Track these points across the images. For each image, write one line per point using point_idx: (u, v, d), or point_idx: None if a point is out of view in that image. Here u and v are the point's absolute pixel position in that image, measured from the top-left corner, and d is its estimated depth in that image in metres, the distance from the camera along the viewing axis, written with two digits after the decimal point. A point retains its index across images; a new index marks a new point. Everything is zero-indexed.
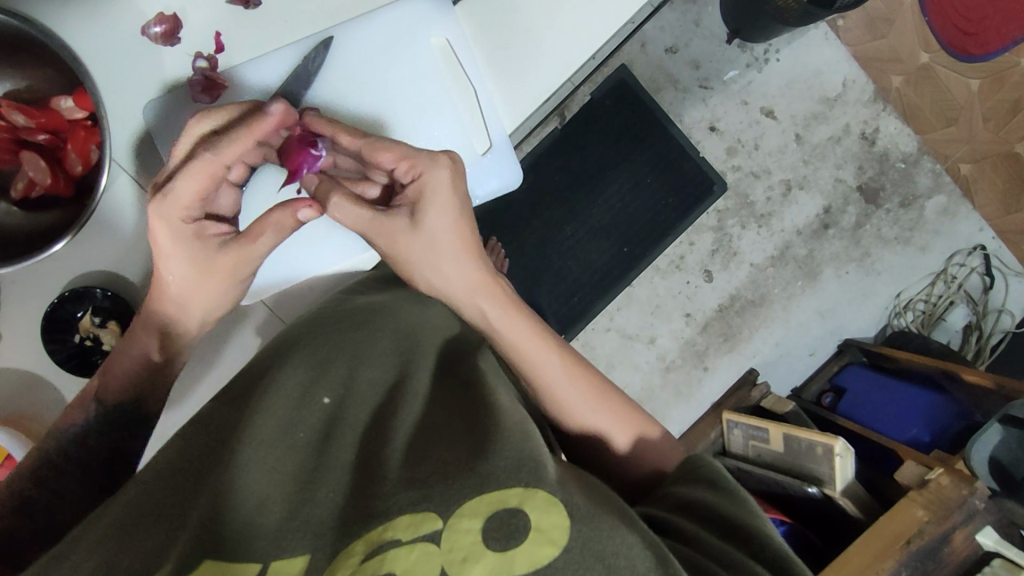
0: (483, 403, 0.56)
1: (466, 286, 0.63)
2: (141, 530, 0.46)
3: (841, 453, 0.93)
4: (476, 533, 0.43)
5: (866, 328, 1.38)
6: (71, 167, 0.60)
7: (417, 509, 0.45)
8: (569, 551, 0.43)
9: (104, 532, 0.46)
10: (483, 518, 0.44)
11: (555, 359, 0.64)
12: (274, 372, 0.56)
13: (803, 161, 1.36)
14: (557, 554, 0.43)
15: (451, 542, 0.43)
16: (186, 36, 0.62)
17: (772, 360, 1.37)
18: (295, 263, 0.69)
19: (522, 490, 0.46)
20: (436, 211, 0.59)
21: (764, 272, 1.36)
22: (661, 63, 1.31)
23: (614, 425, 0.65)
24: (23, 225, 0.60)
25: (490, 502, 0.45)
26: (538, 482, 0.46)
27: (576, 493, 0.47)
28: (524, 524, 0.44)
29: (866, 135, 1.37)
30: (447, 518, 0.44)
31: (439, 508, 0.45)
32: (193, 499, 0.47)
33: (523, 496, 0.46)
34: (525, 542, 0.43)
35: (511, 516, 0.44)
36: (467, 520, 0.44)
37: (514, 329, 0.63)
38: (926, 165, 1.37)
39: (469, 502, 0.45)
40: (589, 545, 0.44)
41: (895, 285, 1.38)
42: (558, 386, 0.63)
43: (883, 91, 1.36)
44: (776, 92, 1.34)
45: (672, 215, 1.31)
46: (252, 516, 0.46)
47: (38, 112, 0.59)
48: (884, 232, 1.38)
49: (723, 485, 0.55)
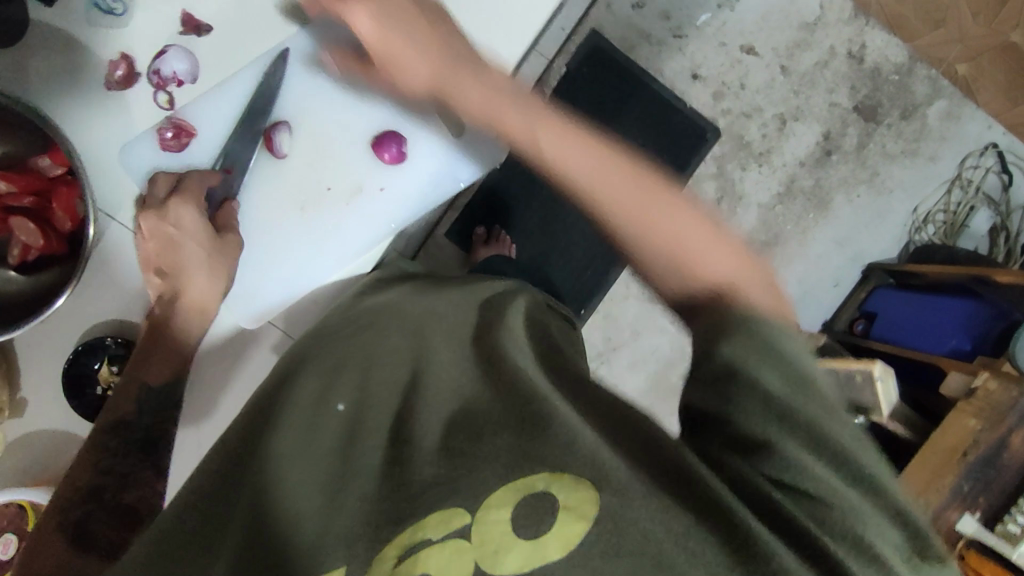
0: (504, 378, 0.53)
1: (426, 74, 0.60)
2: (181, 559, 0.48)
3: (882, 376, 0.92)
4: (505, 522, 0.44)
5: (888, 249, 1.35)
6: (61, 224, 0.61)
7: (446, 505, 0.46)
8: (600, 525, 0.43)
9: (151, 545, 0.48)
10: (512, 505, 0.45)
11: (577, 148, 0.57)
12: (287, 387, 0.57)
13: (793, 92, 1.33)
14: (586, 529, 0.43)
15: (481, 536, 0.44)
16: (142, 75, 0.63)
17: (797, 299, 1.35)
18: (298, 275, 0.68)
19: (548, 472, 0.45)
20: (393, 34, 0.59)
21: (774, 211, 1.34)
22: (630, 20, 1.28)
23: (680, 259, 0.53)
24: (24, 287, 0.61)
25: (516, 488, 0.45)
26: (565, 463, 0.45)
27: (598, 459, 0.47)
28: (553, 506, 0.44)
29: (853, 53, 1.32)
30: (475, 512, 0.45)
31: (466, 501, 0.45)
32: (226, 522, 0.50)
33: (549, 479, 0.45)
34: (558, 519, 0.43)
35: (539, 501, 0.44)
36: (495, 510, 0.45)
37: (505, 111, 0.59)
38: (921, 72, 1.33)
39: (494, 492, 0.45)
40: (620, 516, 0.43)
41: (910, 200, 1.34)
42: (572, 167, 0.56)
43: (863, 5, 1.31)
44: (752, 28, 1.31)
45: (671, 170, 1.28)
46: (287, 530, 0.48)
47: (17, 176, 0.59)
48: (889, 149, 1.34)
49: (742, 378, 0.46)
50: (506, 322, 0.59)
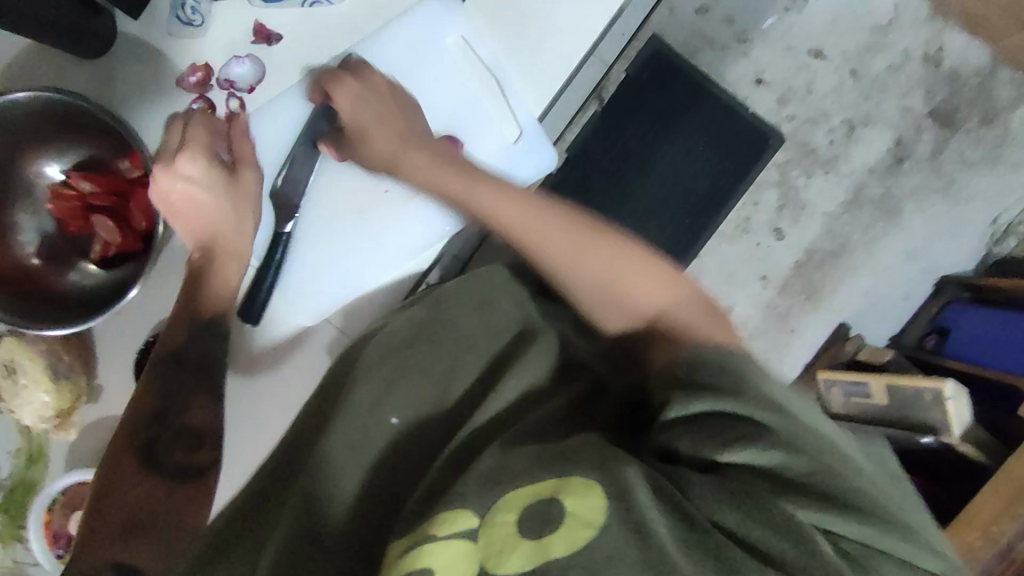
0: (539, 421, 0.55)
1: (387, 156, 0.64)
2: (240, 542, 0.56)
3: (953, 395, 0.90)
4: (510, 525, 0.45)
5: (965, 261, 1.28)
6: (136, 223, 0.64)
7: (454, 507, 0.46)
8: (606, 529, 0.44)
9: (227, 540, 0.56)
10: (518, 509, 0.46)
11: (493, 187, 0.62)
12: (348, 392, 0.60)
13: (864, 97, 1.27)
14: (593, 534, 0.44)
15: (487, 537, 0.45)
16: (216, 83, 0.65)
17: (863, 311, 1.28)
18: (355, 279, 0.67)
19: (556, 481, 0.47)
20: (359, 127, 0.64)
21: (840, 220, 1.28)
22: (694, 26, 1.26)
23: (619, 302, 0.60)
24: (101, 283, 0.64)
25: (526, 494, 0.46)
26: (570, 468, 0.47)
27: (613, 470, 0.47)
28: (559, 513, 0.45)
29: (929, 56, 1.26)
30: (484, 515, 0.46)
31: (473, 506, 0.46)
32: (278, 514, 0.57)
33: (557, 486, 0.46)
34: (561, 529, 0.44)
35: (545, 507, 0.45)
36: (504, 512, 0.46)
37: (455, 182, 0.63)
38: (1003, 76, 1.26)
39: (505, 497, 0.46)
40: (624, 519, 0.44)
41: (990, 210, 1.27)
42: (478, 198, 0.61)
43: (941, 7, 1.25)
44: (821, 32, 1.26)
45: (732, 177, 1.24)
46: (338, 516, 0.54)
47: (102, 177, 0.62)
48: (967, 156, 1.27)
49: None
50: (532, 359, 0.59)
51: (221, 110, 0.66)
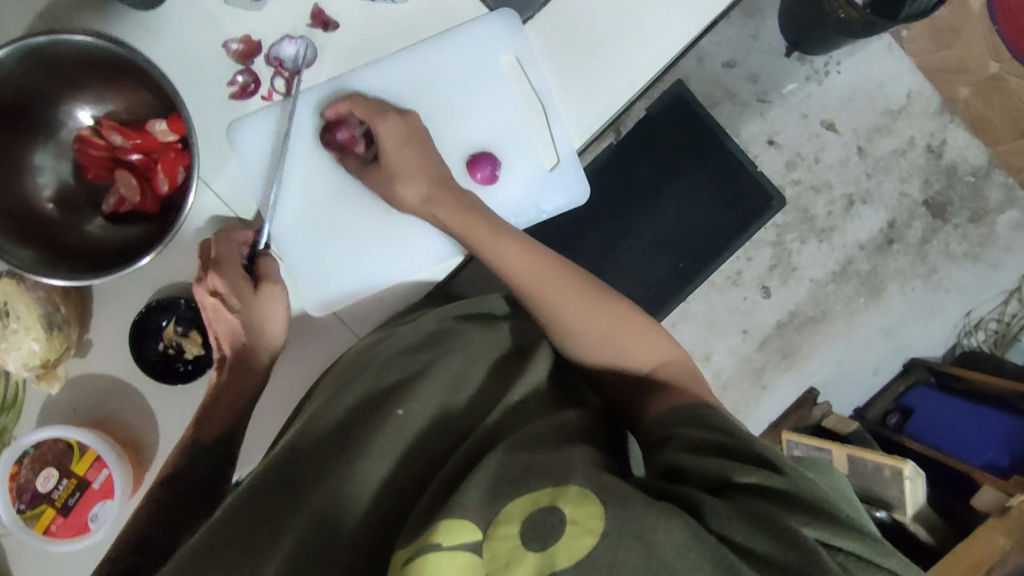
0: (544, 437, 0.54)
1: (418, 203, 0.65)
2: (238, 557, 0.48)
3: (911, 475, 0.92)
4: (515, 537, 0.44)
5: (934, 347, 1.33)
6: (159, 186, 0.63)
7: (452, 516, 0.44)
8: (607, 538, 0.42)
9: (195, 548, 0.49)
10: (519, 521, 0.44)
11: (507, 248, 0.65)
12: (353, 398, 0.58)
13: (866, 174, 1.31)
14: (596, 543, 0.42)
15: (493, 550, 0.43)
16: (262, 58, 0.65)
17: (834, 380, 1.32)
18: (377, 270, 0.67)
19: (552, 488, 0.45)
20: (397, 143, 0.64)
21: (825, 288, 1.32)
22: (717, 77, 1.29)
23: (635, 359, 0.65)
24: (112, 237, 0.63)
25: (525, 503, 0.45)
26: (567, 478, 0.46)
27: (609, 484, 0.46)
28: (559, 519, 0.43)
29: (932, 147, 1.31)
30: (486, 528, 0.44)
31: (474, 517, 0.44)
32: (283, 527, 0.49)
33: (554, 493, 0.45)
34: (564, 537, 0.42)
35: (546, 515, 0.44)
36: (505, 526, 0.44)
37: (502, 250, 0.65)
38: (997, 179, 1.32)
39: (505, 508, 0.45)
40: (625, 527, 0.43)
41: (964, 303, 1.32)
42: (516, 263, 0.65)
43: (950, 102, 1.31)
44: (836, 105, 1.30)
45: (731, 230, 1.27)
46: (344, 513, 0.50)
47: (134, 133, 0.61)
48: (952, 248, 1.32)
49: None
50: (530, 372, 0.62)
51: (264, 86, 0.65)
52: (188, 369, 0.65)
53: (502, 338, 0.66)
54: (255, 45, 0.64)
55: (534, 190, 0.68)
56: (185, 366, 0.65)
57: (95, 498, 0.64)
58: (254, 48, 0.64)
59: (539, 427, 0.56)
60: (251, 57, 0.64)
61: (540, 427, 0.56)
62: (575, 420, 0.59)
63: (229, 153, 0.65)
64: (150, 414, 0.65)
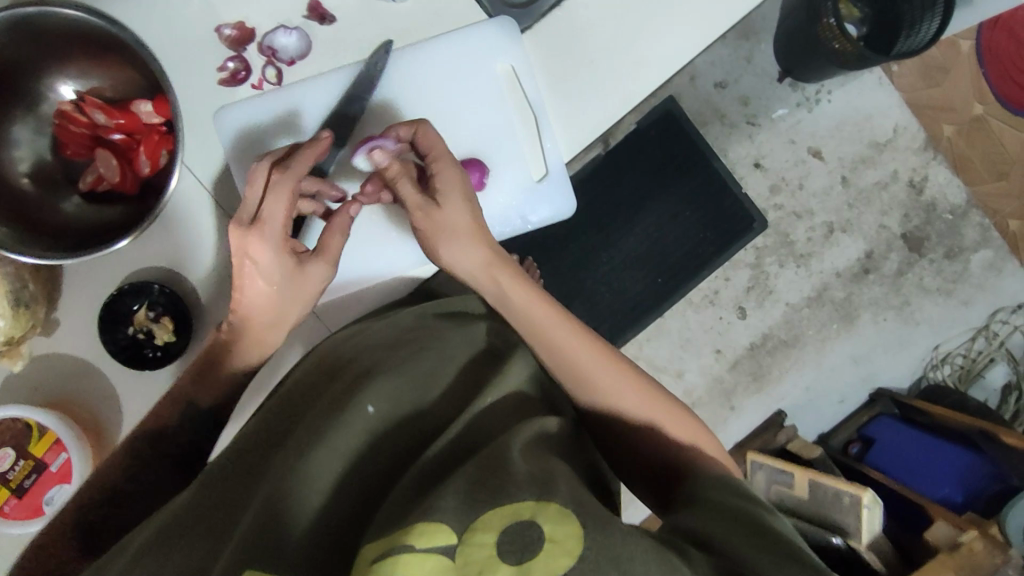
0: (513, 434, 0.54)
1: (477, 264, 0.63)
2: (186, 543, 0.46)
3: (869, 505, 0.93)
4: (490, 547, 0.43)
5: (901, 379, 1.35)
6: (140, 167, 0.62)
7: (430, 519, 0.44)
8: (584, 561, 0.42)
9: (146, 544, 0.47)
10: (497, 531, 0.44)
11: (565, 330, 0.61)
12: (321, 389, 0.57)
13: (848, 204, 1.33)
14: (572, 564, 0.42)
15: (466, 556, 0.43)
16: (254, 46, 0.64)
17: (802, 404, 1.34)
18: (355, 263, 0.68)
19: (534, 501, 0.45)
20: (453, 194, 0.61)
21: (799, 313, 1.34)
22: (709, 97, 1.30)
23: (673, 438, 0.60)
24: (88, 216, 0.61)
25: (503, 514, 0.45)
26: (550, 494, 0.46)
27: (590, 505, 0.46)
28: (537, 536, 0.43)
29: (914, 183, 1.34)
30: (462, 534, 0.44)
31: (452, 521, 0.44)
32: (235, 515, 0.48)
33: (535, 507, 0.45)
34: (540, 553, 0.42)
35: (524, 529, 0.44)
36: (481, 533, 0.44)
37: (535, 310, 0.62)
38: (974, 218, 1.35)
39: (483, 516, 0.45)
40: (604, 551, 0.43)
41: (934, 337, 1.35)
42: (552, 331, 0.61)
43: (934, 140, 1.34)
44: (824, 133, 1.32)
45: (711, 249, 1.28)
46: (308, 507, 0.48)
47: (118, 112, 0.60)
48: (926, 282, 1.35)
49: None
50: (506, 373, 0.60)
51: (256, 75, 0.65)
52: (157, 356, 0.64)
53: (478, 337, 0.65)
54: (246, 32, 0.63)
55: (520, 199, 0.68)
56: (153, 353, 0.64)
57: (50, 482, 0.62)
58: (247, 35, 0.63)
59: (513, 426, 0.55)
60: (243, 45, 0.64)
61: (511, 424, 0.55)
62: (554, 426, 0.57)
63: (215, 138, 0.64)
64: (115, 398, 0.64)
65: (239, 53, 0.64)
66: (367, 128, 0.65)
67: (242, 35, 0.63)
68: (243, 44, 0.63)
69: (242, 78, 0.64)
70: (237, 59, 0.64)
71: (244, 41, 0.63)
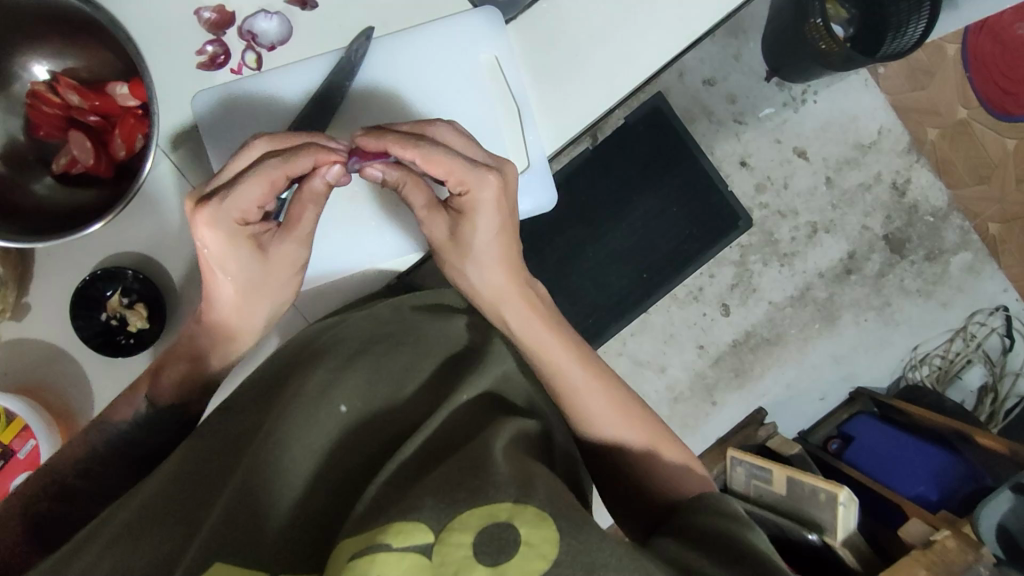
0: (488, 431, 0.53)
1: (495, 293, 0.63)
2: (158, 532, 0.47)
3: (845, 502, 0.94)
4: (467, 547, 0.43)
5: (880, 378, 1.36)
6: (115, 151, 0.61)
7: (407, 518, 0.44)
8: (558, 566, 0.42)
9: (112, 536, 0.47)
10: (474, 532, 0.44)
11: (577, 371, 0.62)
12: (297, 380, 0.56)
13: (831, 205, 1.34)
14: (547, 568, 0.42)
15: (443, 556, 0.43)
16: (233, 30, 0.63)
17: (782, 403, 1.34)
18: (329, 257, 0.67)
19: (511, 504, 0.45)
20: (486, 220, 0.59)
21: (781, 312, 1.34)
22: (697, 94, 1.30)
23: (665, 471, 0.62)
24: (60, 199, 0.60)
25: (480, 515, 0.44)
26: (528, 496, 0.45)
27: (566, 505, 0.46)
28: (514, 538, 0.43)
29: (897, 185, 1.35)
30: (438, 532, 0.44)
31: (430, 519, 0.44)
32: (209, 505, 0.48)
33: (512, 510, 0.44)
34: (516, 555, 0.42)
35: (501, 531, 0.43)
36: (458, 534, 0.44)
37: (547, 346, 0.62)
38: (955, 221, 1.36)
39: (460, 515, 0.44)
40: (579, 557, 0.43)
41: (913, 338, 1.36)
42: (562, 361, 0.62)
43: (918, 142, 1.35)
44: (810, 134, 1.33)
45: (694, 247, 1.28)
46: (278, 503, 0.48)
47: (93, 95, 0.60)
48: (907, 284, 1.36)
49: None
50: (482, 369, 0.59)
51: (235, 60, 0.64)
52: (131, 343, 0.63)
53: (457, 333, 0.64)
54: (227, 16, 0.63)
55: None
56: (127, 340, 0.63)
57: (19, 468, 0.61)
58: (228, 19, 0.63)
59: (494, 420, 0.55)
60: (223, 28, 0.63)
61: (490, 422, 0.55)
62: (532, 428, 0.57)
63: (192, 124, 0.63)
64: (87, 385, 0.63)
65: (218, 35, 0.63)
66: (347, 117, 0.64)
67: (223, 18, 0.63)
68: (223, 28, 0.63)
69: (221, 61, 0.63)
70: (216, 42, 0.63)
71: (225, 25, 0.63)
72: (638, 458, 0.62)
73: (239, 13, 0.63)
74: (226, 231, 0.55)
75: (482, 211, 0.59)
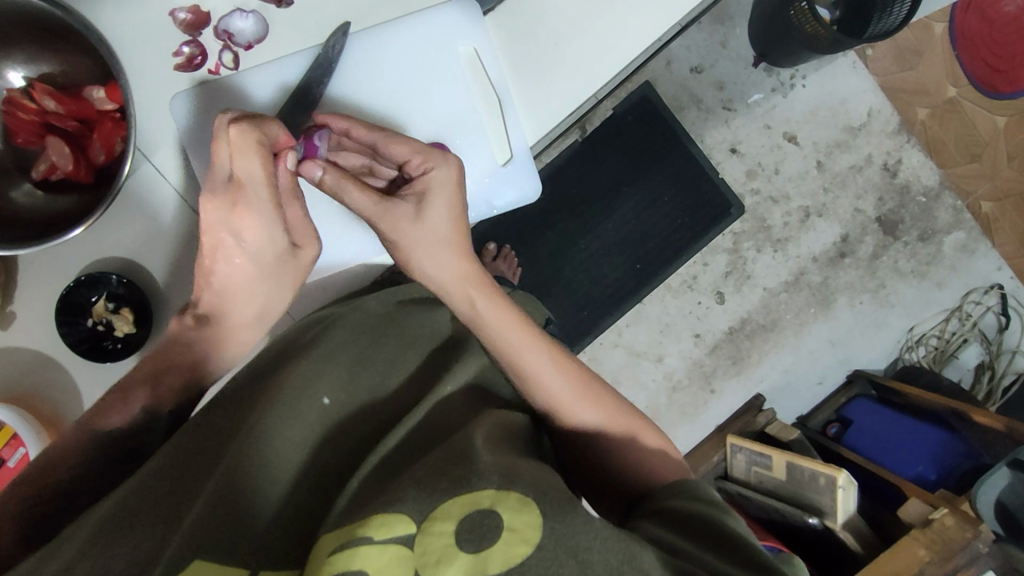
0: (473, 425, 0.53)
1: (452, 276, 0.61)
2: (138, 528, 0.47)
3: (844, 485, 0.92)
4: (450, 535, 0.43)
5: (877, 360, 1.35)
6: (94, 155, 0.61)
7: (390, 511, 0.44)
8: (542, 550, 0.42)
9: (89, 536, 0.46)
10: (456, 520, 0.44)
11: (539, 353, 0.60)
12: (281, 373, 0.56)
13: (823, 188, 1.34)
14: (530, 552, 0.42)
15: (425, 546, 0.43)
16: (209, 30, 0.63)
17: (780, 388, 1.34)
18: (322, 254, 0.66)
19: (494, 491, 0.45)
20: (443, 202, 0.59)
21: (777, 298, 1.34)
22: (685, 82, 1.29)
23: (639, 451, 0.61)
24: (41, 207, 0.60)
25: (463, 503, 0.44)
26: (510, 483, 0.45)
27: (551, 493, 0.46)
28: (495, 525, 0.43)
29: (888, 166, 1.34)
30: (421, 522, 0.44)
31: (412, 510, 0.44)
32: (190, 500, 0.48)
33: (495, 496, 0.44)
34: (498, 541, 0.42)
35: (484, 518, 0.43)
36: (440, 523, 0.43)
37: (504, 329, 0.60)
38: (947, 200, 1.35)
39: (441, 505, 0.44)
40: (562, 542, 0.43)
41: (908, 319, 1.35)
42: (514, 340, 0.60)
43: (908, 122, 1.34)
44: (799, 118, 1.32)
45: (686, 235, 1.28)
46: (258, 498, 0.48)
47: (68, 99, 0.59)
48: (901, 265, 1.35)
49: None
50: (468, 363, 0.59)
51: (212, 60, 0.63)
52: (117, 348, 0.63)
53: (442, 323, 0.64)
54: (204, 16, 0.62)
55: (486, 183, 0.67)
56: (113, 345, 0.63)
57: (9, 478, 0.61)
58: (203, 19, 0.62)
59: (480, 415, 0.55)
60: (200, 28, 0.62)
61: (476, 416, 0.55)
62: (517, 419, 0.58)
63: (172, 124, 0.63)
64: (75, 391, 0.63)
65: (195, 35, 0.63)
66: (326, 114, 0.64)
67: (200, 19, 0.62)
68: (199, 27, 0.62)
69: (198, 62, 0.63)
70: (193, 42, 0.63)
71: (201, 25, 0.62)
72: (609, 442, 0.61)
73: (215, 14, 0.63)
74: (260, 215, 0.55)
75: (440, 193, 0.58)
